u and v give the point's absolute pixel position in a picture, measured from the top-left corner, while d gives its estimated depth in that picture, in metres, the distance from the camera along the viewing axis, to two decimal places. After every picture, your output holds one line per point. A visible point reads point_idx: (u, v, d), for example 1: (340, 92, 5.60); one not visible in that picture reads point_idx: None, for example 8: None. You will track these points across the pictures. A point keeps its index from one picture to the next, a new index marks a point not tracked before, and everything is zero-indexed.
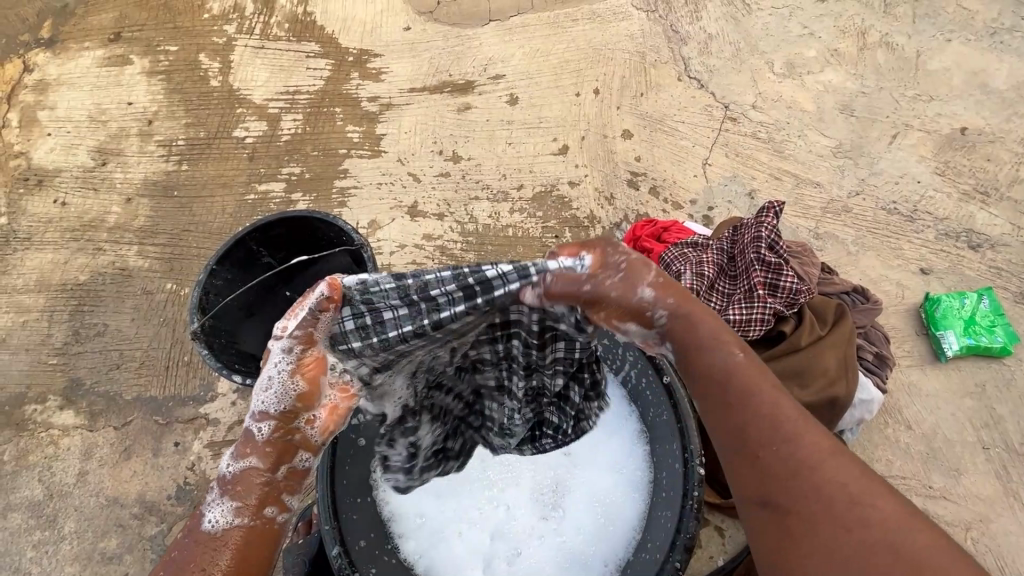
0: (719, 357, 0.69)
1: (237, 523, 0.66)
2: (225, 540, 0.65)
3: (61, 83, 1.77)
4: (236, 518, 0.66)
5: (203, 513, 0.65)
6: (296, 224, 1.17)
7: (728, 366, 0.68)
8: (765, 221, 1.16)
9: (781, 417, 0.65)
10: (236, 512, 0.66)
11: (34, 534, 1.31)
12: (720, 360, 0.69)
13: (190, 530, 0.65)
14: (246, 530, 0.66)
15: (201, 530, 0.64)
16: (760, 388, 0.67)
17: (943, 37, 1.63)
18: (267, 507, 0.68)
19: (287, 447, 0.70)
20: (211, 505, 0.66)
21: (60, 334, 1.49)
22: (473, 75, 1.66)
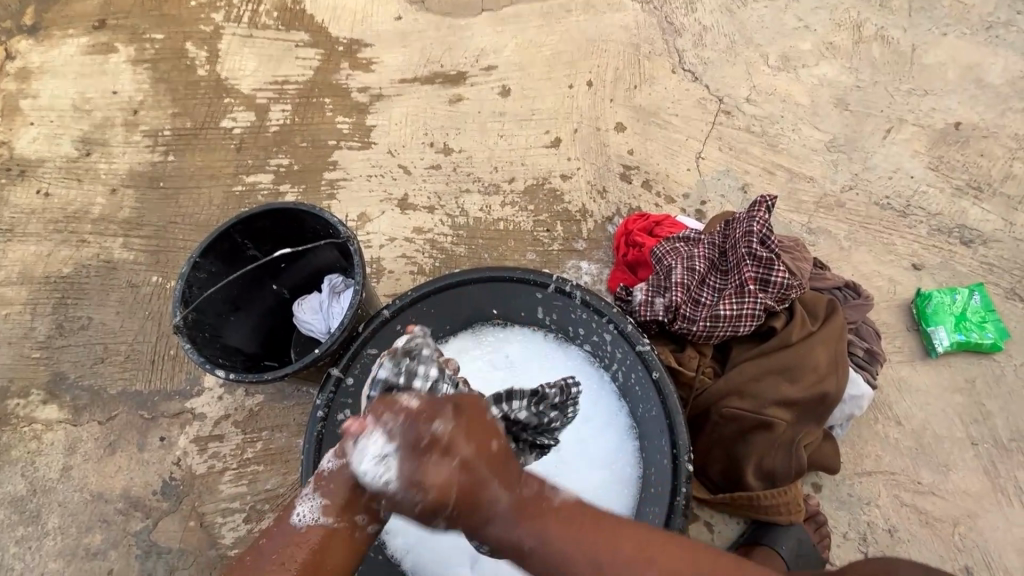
0: (528, 542, 0.70)
1: (320, 522, 0.73)
2: (306, 538, 0.72)
3: (44, 71, 1.73)
4: (321, 516, 0.73)
5: (296, 507, 0.74)
6: (280, 217, 1.14)
7: (544, 540, 0.70)
8: (757, 216, 1.15)
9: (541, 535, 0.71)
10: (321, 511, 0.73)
11: (17, 530, 1.29)
12: (535, 548, 0.70)
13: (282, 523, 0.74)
14: (325, 531, 0.73)
15: (290, 524, 0.73)
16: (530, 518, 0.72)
17: (938, 31, 1.62)
18: (353, 514, 0.74)
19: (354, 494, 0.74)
20: (303, 501, 0.74)
21: (43, 328, 1.47)
22: (465, 66, 1.64)
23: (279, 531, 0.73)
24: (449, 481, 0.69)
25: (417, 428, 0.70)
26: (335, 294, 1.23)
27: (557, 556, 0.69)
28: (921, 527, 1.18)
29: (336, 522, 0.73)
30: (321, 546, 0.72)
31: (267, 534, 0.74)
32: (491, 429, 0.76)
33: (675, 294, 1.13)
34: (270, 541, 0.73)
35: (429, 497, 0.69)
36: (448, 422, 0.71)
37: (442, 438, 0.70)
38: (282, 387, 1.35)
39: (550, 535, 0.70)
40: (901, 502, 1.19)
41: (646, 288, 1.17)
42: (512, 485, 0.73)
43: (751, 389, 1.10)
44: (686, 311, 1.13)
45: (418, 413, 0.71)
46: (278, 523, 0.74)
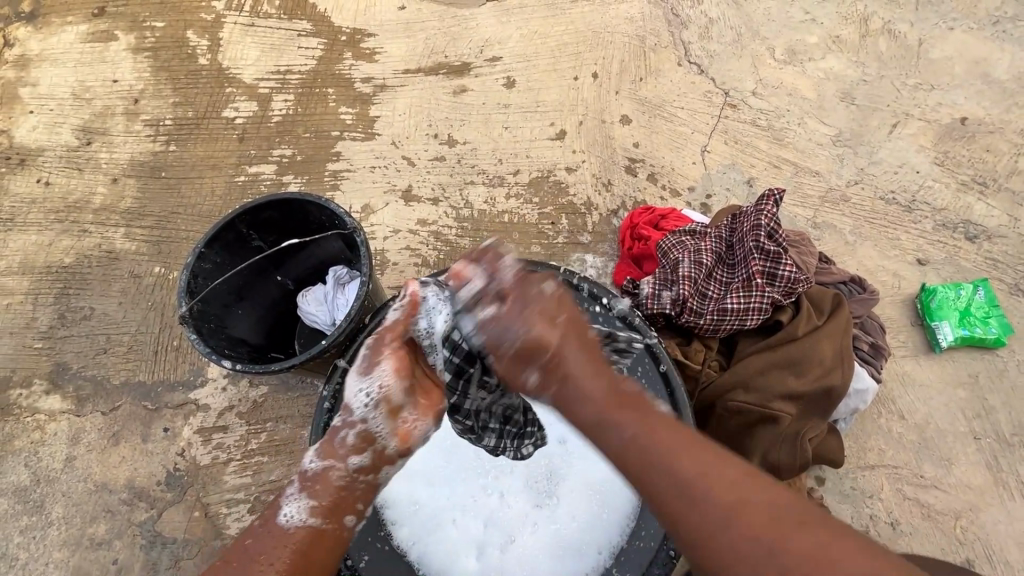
0: (615, 431, 0.69)
1: (309, 523, 0.77)
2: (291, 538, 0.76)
3: (43, 59, 1.71)
4: (308, 517, 0.77)
5: (280, 509, 0.77)
6: (287, 208, 1.14)
7: (635, 436, 0.68)
8: (765, 209, 1.15)
9: (665, 461, 0.66)
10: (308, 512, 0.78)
11: (21, 520, 1.29)
12: (622, 440, 0.68)
13: (266, 522, 0.77)
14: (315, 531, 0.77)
15: (275, 523, 0.76)
16: (649, 449, 0.67)
17: (945, 25, 1.61)
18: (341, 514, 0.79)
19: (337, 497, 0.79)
20: (288, 502, 0.78)
21: (45, 318, 1.46)
22: (469, 57, 1.63)
23: (263, 533, 0.76)
24: (549, 327, 0.76)
25: (533, 287, 0.80)
26: (340, 286, 1.22)
27: (648, 455, 0.66)
28: (923, 520, 1.18)
29: (325, 522, 0.78)
30: (306, 548, 0.76)
31: (253, 534, 0.77)
32: (585, 325, 0.81)
33: (683, 287, 1.13)
34: (254, 544, 0.76)
35: (532, 332, 0.76)
36: (554, 286, 0.81)
37: (547, 292, 0.80)
38: (286, 378, 1.35)
39: (643, 433, 0.68)
40: (904, 495, 1.20)
41: (653, 282, 1.17)
42: (607, 374, 0.75)
43: (758, 382, 1.10)
44: (694, 304, 1.13)
45: (533, 280, 0.81)
46: (264, 524, 0.77)
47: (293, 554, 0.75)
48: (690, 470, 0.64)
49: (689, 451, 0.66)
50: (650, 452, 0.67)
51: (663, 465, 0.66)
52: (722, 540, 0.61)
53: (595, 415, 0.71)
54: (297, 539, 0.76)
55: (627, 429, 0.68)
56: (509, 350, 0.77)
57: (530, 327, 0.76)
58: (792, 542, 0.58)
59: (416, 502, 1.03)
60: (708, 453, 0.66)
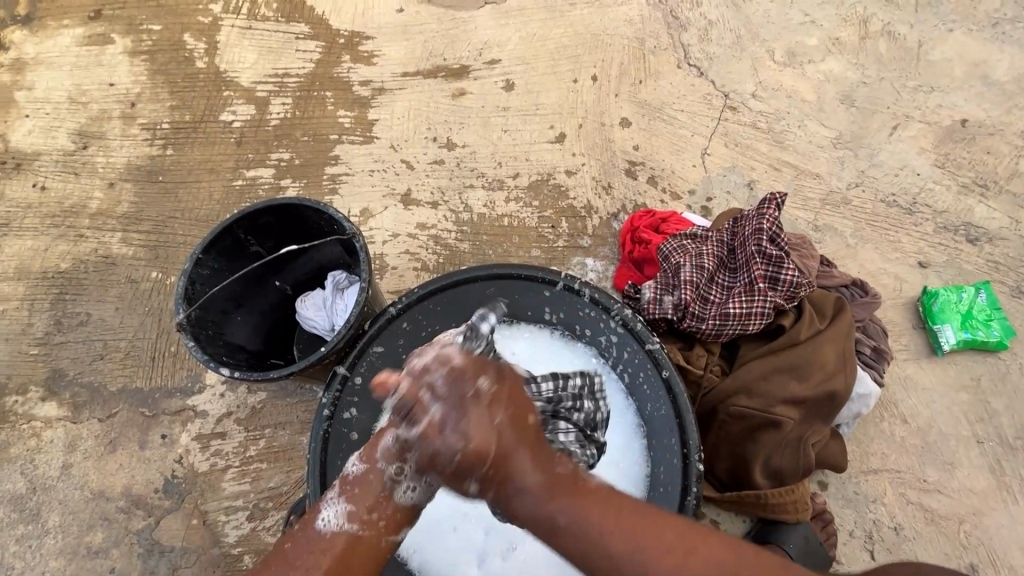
0: (558, 518, 0.64)
1: (346, 528, 0.73)
2: (329, 545, 0.72)
3: (39, 63, 1.70)
4: (345, 522, 0.73)
5: (320, 511, 0.74)
6: (285, 213, 1.13)
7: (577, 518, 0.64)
8: (767, 213, 1.14)
9: (610, 547, 0.63)
10: (347, 517, 0.74)
11: (17, 528, 1.28)
12: (563, 522, 0.64)
13: (305, 527, 0.74)
14: (350, 538, 0.72)
15: (313, 529, 0.73)
16: (591, 537, 0.63)
17: (945, 27, 1.61)
18: (375, 521, 0.74)
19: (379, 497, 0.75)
20: (328, 505, 0.75)
21: (42, 324, 1.45)
22: (468, 60, 1.62)
23: (303, 536, 0.73)
24: (490, 437, 0.65)
25: (465, 383, 0.68)
26: (339, 292, 1.21)
27: (590, 536, 0.63)
28: (926, 524, 1.18)
29: (363, 528, 0.73)
30: (347, 552, 0.72)
31: (292, 538, 0.73)
32: (528, 404, 0.72)
33: (684, 291, 1.13)
34: (296, 544, 0.72)
35: (470, 448, 0.65)
36: (492, 380, 0.69)
37: (485, 393, 0.68)
38: (285, 384, 1.34)
39: (586, 512, 0.64)
40: (907, 500, 1.19)
41: (655, 286, 1.16)
42: (546, 463, 0.68)
43: (761, 387, 1.09)
44: (696, 309, 1.12)
45: (468, 372, 0.69)
46: (303, 529, 0.74)
47: (332, 560, 0.71)
48: (624, 542, 0.63)
49: (631, 523, 0.64)
50: (591, 537, 0.63)
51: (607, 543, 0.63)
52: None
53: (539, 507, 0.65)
54: (335, 547, 0.72)
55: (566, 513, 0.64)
56: (449, 466, 0.66)
57: (482, 381, 0.68)
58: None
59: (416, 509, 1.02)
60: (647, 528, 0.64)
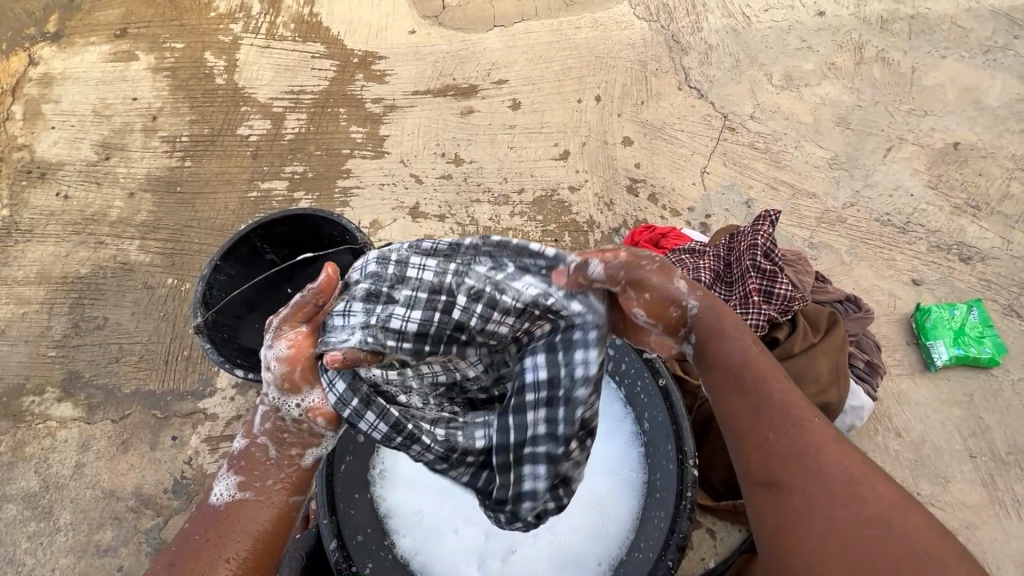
0: (738, 351, 0.72)
1: (239, 498, 0.76)
2: (225, 513, 0.74)
3: (66, 78, 1.78)
4: (237, 492, 0.76)
5: (212, 488, 0.76)
6: (300, 224, 1.19)
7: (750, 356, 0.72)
8: (761, 229, 1.19)
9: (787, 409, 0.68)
10: (238, 487, 0.76)
11: (29, 525, 1.31)
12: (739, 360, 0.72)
13: (202, 506, 0.76)
14: (247, 502, 0.75)
15: (208, 503, 0.75)
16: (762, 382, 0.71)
17: (937, 54, 1.67)
18: (266, 483, 0.77)
19: (253, 462, 0.77)
20: (219, 481, 0.77)
21: (60, 327, 1.50)
22: (476, 79, 1.69)
23: (201, 517, 0.75)
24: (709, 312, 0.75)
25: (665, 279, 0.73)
26: None
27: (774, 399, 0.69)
28: None
29: (255, 496, 0.76)
30: (245, 523, 0.75)
31: (193, 518, 0.76)
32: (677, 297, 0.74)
33: None
34: (197, 525, 0.75)
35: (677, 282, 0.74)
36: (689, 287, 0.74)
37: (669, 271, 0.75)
38: None
39: (758, 375, 0.71)
40: None
41: None
42: (743, 350, 0.73)
43: None
44: None
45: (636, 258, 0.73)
46: (199, 506, 0.76)
47: (236, 528, 0.74)
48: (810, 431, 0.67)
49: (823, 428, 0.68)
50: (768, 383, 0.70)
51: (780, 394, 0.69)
52: (802, 467, 0.65)
53: (717, 332, 0.74)
54: (228, 514, 0.74)
55: (746, 352, 0.72)
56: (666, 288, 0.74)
57: (684, 284, 0.74)
58: (873, 493, 0.61)
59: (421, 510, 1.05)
60: (807, 414, 0.68)
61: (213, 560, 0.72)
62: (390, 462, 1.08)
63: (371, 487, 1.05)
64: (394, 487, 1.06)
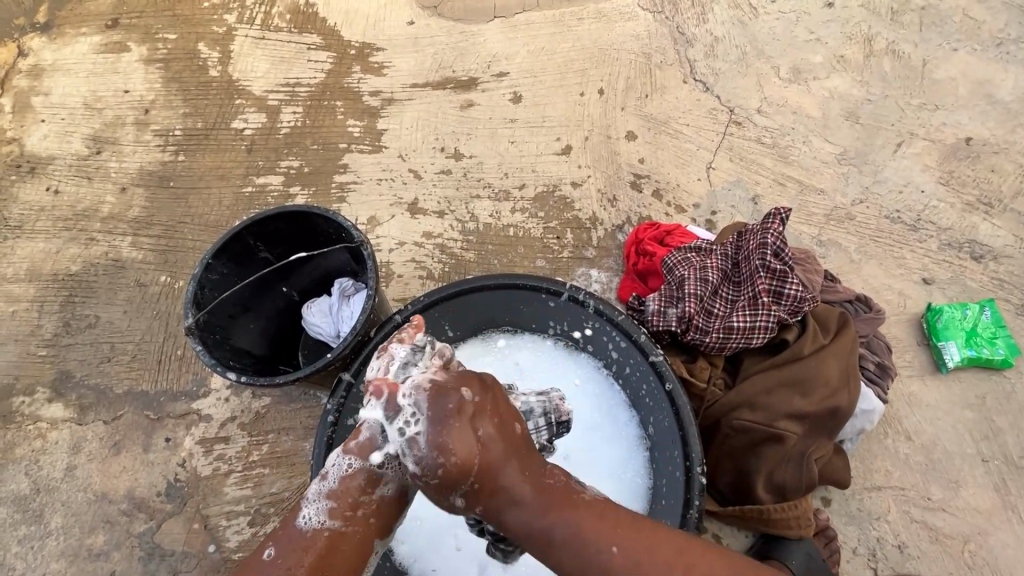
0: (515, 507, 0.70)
1: (329, 525, 0.70)
2: (314, 540, 0.69)
3: (56, 69, 1.73)
4: (327, 518, 0.71)
5: (301, 509, 0.71)
6: (294, 220, 1.14)
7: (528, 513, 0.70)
8: (771, 228, 1.15)
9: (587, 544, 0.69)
10: (327, 514, 0.71)
11: (20, 528, 1.28)
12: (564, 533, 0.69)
13: (286, 526, 0.70)
14: (334, 532, 0.71)
15: (295, 525, 0.70)
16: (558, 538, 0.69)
17: (949, 46, 1.63)
18: (361, 513, 0.73)
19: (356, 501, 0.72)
20: (308, 502, 0.71)
21: (51, 325, 1.46)
22: (477, 72, 1.64)
23: (286, 535, 0.70)
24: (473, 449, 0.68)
25: (449, 396, 0.69)
26: (342, 297, 1.22)
27: (586, 549, 0.68)
28: (931, 543, 1.17)
29: (346, 524, 0.72)
30: (330, 548, 0.70)
31: (274, 537, 0.70)
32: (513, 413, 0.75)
33: (688, 304, 1.13)
34: (278, 543, 0.70)
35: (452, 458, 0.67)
36: (474, 392, 0.71)
37: (467, 405, 0.70)
38: (289, 390, 1.35)
39: (582, 522, 0.69)
40: (911, 517, 1.19)
41: (659, 298, 1.17)
42: (536, 475, 0.72)
43: (762, 401, 1.09)
44: (699, 322, 1.13)
45: (451, 385, 0.70)
46: (284, 526, 0.70)
47: (314, 559, 0.69)
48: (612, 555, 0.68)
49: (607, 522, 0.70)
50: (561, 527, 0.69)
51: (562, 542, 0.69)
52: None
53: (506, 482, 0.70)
54: (313, 543, 0.69)
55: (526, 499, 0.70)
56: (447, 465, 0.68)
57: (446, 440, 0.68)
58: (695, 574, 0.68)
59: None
60: (652, 535, 0.70)
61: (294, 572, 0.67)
62: None
63: None
64: None
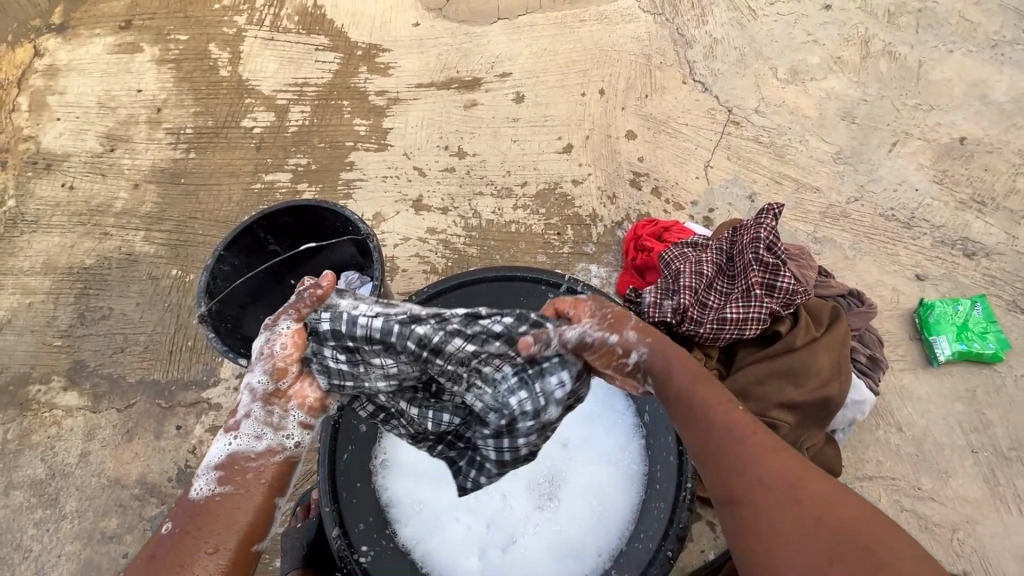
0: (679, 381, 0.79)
1: (217, 491, 0.74)
2: (204, 506, 0.73)
3: (71, 69, 1.78)
4: (218, 485, 0.75)
5: (192, 483, 0.75)
6: (303, 214, 1.18)
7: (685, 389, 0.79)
8: (765, 222, 1.18)
9: (728, 427, 0.74)
10: (217, 482, 0.75)
11: (36, 512, 1.32)
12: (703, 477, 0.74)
13: (181, 504, 0.74)
14: (223, 495, 0.74)
15: (188, 500, 0.73)
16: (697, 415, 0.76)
17: (944, 48, 1.66)
18: (250, 477, 0.76)
19: (242, 470, 0.76)
20: (198, 478, 0.75)
21: (66, 316, 1.51)
22: (480, 72, 1.68)
23: (180, 509, 0.73)
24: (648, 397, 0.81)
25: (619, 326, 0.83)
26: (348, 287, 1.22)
27: (713, 420, 0.75)
28: (920, 531, 1.20)
29: (238, 488, 0.75)
30: (221, 511, 0.73)
31: (168, 517, 0.73)
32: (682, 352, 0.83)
33: (684, 296, 1.16)
34: (173, 520, 0.72)
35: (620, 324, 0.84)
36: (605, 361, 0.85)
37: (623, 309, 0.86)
38: None
39: (718, 413, 0.75)
40: (901, 506, 1.21)
41: (655, 291, 1.20)
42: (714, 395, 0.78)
43: (755, 392, 1.13)
44: (694, 313, 1.16)
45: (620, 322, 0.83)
46: (178, 503, 0.74)
47: (204, 526, 0.71)
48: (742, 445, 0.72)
49: (746, 425, 0.74)
50: (703, 407, 0.76)
51: (713, 419, 0.75)
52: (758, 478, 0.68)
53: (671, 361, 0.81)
54: (208, 507, 0.73)
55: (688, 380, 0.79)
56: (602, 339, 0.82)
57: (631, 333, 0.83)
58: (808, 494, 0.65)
59: (398, 463, 1.07)
60: (792, 459, 0.70)
61: (191, 554, 0.69)
62: (393, 453, 1.07)
63: (374, 476, 1.05)
64: (397, 478, 1.05)
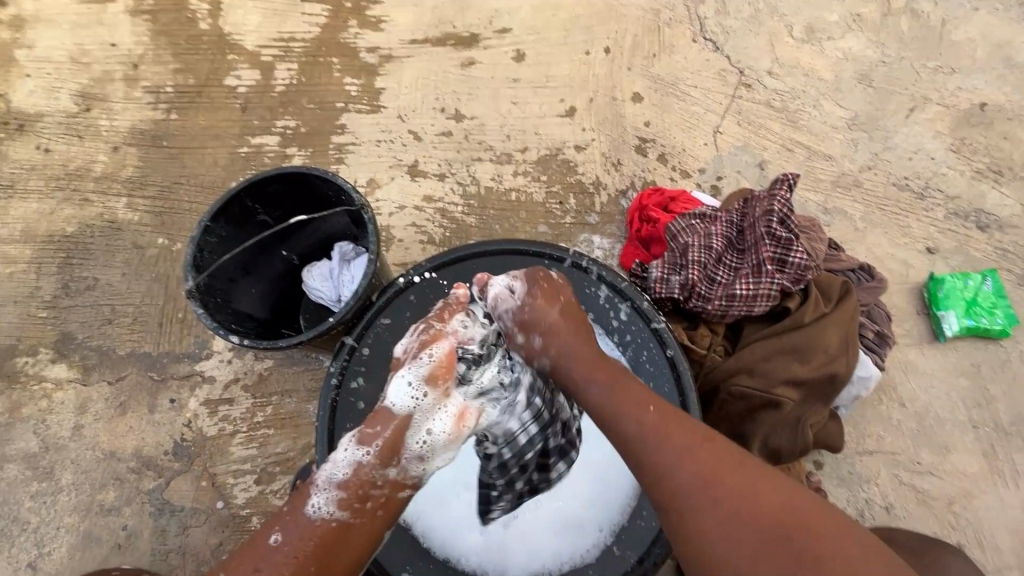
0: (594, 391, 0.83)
1: (337, 515, 0.78)
2: (317, 528, 0.76)
3: (38, 20, 1.66)
4: (336, 509, 0.78)
5: (310, 497, 0.78)
6: (291, 182, 1.12)
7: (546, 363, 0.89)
8: (778, 195, 1.14)
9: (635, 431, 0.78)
10: (337, 505, 0.78)
11: (31, 485, 1.31)
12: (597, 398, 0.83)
13: (295, 510, 0.78)
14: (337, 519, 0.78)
15: (304, 513, 0.77)
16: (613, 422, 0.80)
17: (970, 6, 1.56)
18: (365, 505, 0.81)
19: (364, 495, 0.81)
20: (317, 492, 0.78)
21: (50, 287, 1.46)
22: (478, 28, 1.58)
23: (294, 522, 0.76)
24: (567, 327, 0.90)
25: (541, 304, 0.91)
26: (344, 261, 1.21)
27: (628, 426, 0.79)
28: (917, 505, 1.21)
29: (354, 516, 0.79)
30: (334, 539, 0.77)
31: (281, 520, 0.77)
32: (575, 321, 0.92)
33: (692, 271, 1.12)
34: (288, 527, 0.76)
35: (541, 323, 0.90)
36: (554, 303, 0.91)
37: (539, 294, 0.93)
38: (291, 353, 1.36)
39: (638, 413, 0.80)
40: (899, 481, 1.22)
41: (662, 265, 1.16)
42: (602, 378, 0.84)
43: (761, 367, 1.11)
44: (702, 289, 1.13)
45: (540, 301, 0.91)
46: (293, 511, 0.77)
47: (315, 547, 0.76)
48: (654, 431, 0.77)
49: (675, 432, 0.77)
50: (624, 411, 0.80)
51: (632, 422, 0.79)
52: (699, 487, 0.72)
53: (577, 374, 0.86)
54: (321, 532, 0.77)
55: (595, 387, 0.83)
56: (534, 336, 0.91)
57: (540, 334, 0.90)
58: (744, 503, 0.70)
59: None
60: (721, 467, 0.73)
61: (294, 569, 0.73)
62: None
63: None
64: None
